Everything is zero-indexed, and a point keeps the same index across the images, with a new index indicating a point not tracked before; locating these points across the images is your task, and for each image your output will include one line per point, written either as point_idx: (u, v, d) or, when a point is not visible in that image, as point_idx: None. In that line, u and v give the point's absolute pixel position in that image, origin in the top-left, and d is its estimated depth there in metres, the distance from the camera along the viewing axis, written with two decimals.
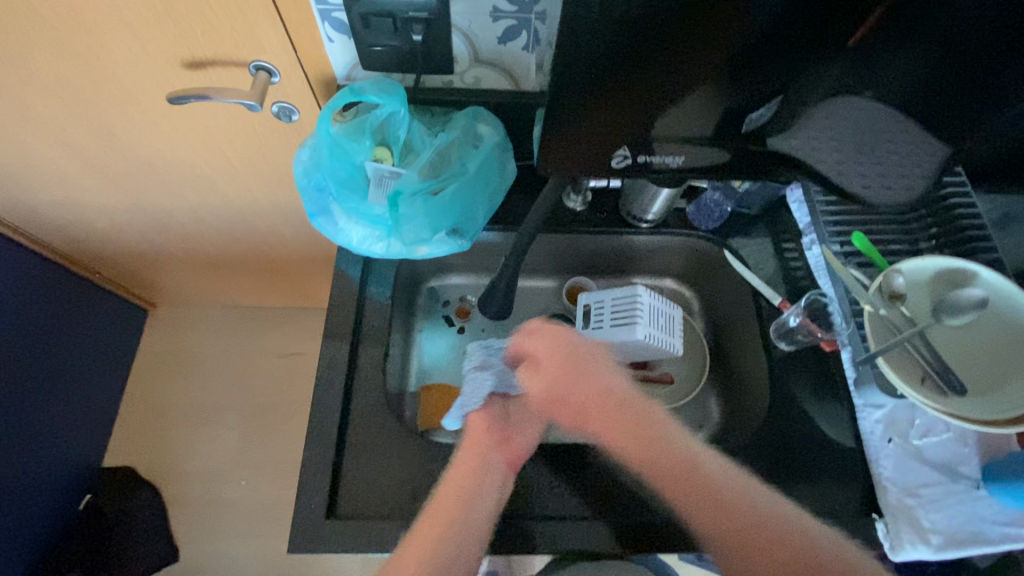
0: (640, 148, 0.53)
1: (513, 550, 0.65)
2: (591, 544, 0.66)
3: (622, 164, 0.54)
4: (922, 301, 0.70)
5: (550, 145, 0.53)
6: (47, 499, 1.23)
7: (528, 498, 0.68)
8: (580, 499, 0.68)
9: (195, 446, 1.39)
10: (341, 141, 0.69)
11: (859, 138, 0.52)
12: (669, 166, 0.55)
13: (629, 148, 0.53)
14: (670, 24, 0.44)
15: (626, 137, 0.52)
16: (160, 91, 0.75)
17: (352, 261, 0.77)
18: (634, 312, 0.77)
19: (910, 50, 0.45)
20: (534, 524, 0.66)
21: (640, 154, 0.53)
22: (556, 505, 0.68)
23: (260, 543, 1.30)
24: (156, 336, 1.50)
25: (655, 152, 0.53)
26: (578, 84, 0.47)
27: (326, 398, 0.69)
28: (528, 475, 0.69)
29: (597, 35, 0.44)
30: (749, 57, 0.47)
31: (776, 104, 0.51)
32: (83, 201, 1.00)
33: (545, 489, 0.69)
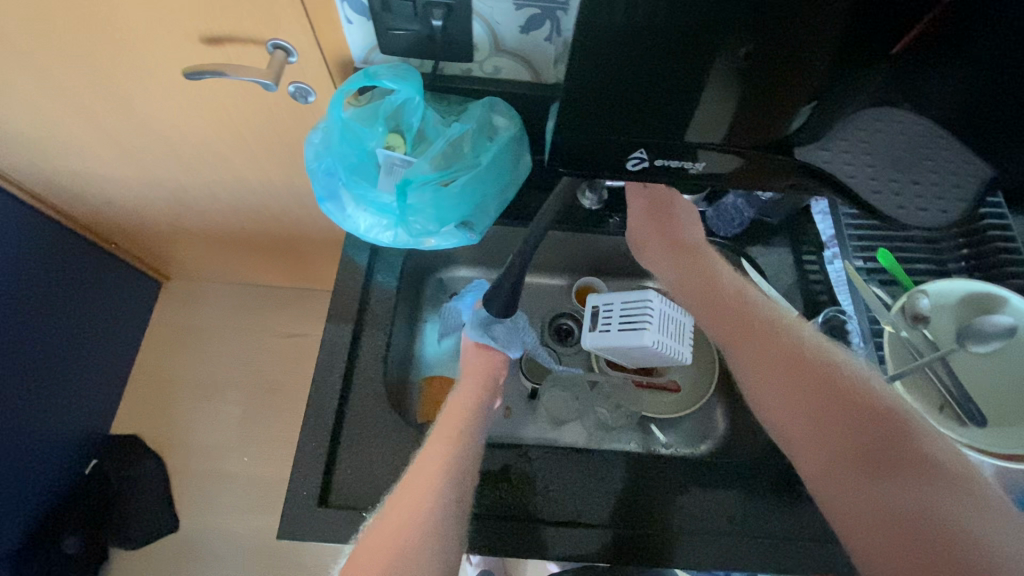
0: (658, 152, 0.52)
1: (502, 552, 0.64)
2: (581, 550, 0.64)
3: (638, 166, 0.53)
4: (947, 324, 0.67)
5: (562, 143, 0.52)
6: (53, 462, 1.25)
7: (521, 500, 0.66)
8: (576, 505, 0.67)
9: (200, 419, 1.41)
10: (353, 125, 0.68)
11: (894, 154, 0.48)
12: (690, 172, 0.54)
13: (646, 151, 0.51)
14: (693, 24, 0.42)
15: (643, 140, 0.51)
16: (177, 65, 0.74)
17: (360, 248, 0.76)
18: (644, 317, 0.75)
19: (949, 67, 0.41)
20: (525, 527, 0.65)
21: (658, 158, 0.52)
22: (550, 510, 0.66)
23: (257, 520, 1.32)
24: (168, 309, 1.52)
25: (674, 156, 0.52)
26: (595, 82, 0.46)
27: (325, 385, 0.69)
28: (524, 476, 0.68)
29: (613, 34, 0.42)
30: (779, 64, 0.44)
31: (810, 109, 0.47)
32: (100, 172, 1.01)
33: (543, 492, 0.67)
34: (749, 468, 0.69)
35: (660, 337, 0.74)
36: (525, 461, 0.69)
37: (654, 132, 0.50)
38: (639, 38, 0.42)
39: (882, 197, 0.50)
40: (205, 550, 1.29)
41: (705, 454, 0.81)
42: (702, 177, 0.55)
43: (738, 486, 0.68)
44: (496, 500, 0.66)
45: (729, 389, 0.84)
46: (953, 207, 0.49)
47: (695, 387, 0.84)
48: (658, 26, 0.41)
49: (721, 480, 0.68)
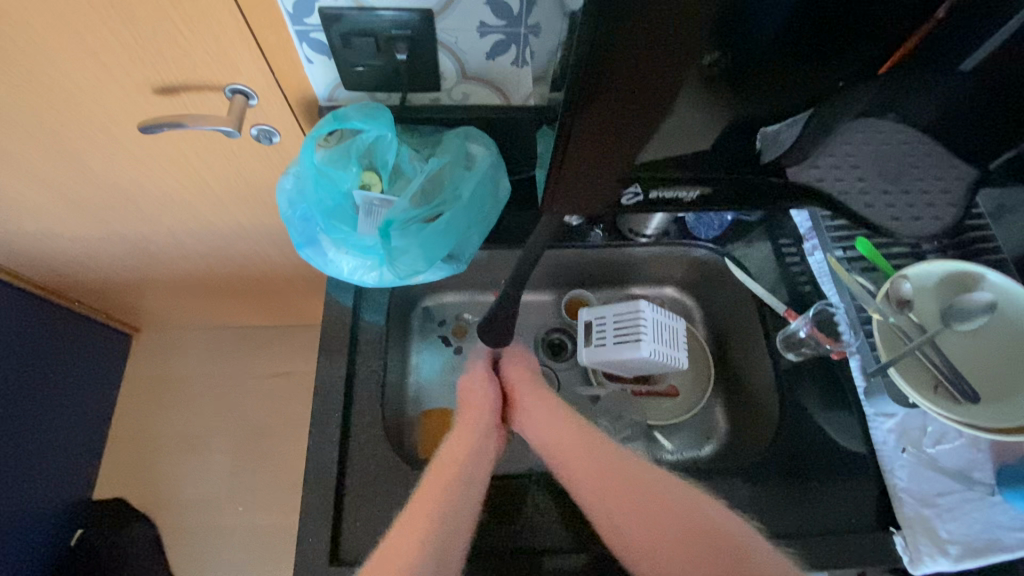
0: (652, 183, 0.51)
1: None
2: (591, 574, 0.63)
3: (633, 201, 0.52)
4: (930, 306, 0.69)
5: (558, 181, 0.49)
6: (36, 540, 1.18)
7: (533, 528, 0.65)
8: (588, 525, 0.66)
9: (187, 473, 1.35)
10: (327, 169, 0.66)
11: (878, 166, 0.52)
12: (684, 200, 0.53)
13: (641, 186, 0.51)
14: (679, 50, 0.39)
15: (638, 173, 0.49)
16: (131, 118, 0.71)
17: (343, 289, 0.74)
18: (638, 328, 0.75)
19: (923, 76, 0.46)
20: (537, 558, 0.63)
21: (652, 190, 0.51)
22: (562, 535, 0.65)
23: (261, 570, 1.27)
24: (142, 362, 1.46)
25: (666, 188, 0.52)
26: (592, 111, 0.42)
27: (323, 435, 0.66)
28: (537, 503, 0.67)
29: (612, 61, 0.39)
30: (757, 79, 0.45)
31: (803, 119, 0.48)
32: (55, 231, 0.96)
33: (532, 520, 0.66)
34: (756, 468, 0.69)
35: (655, 346, 0.75)
36: (500, 493, 0.67)
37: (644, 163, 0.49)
38: (620, 59, 0.39)
39: (875, 210, 0.51)
40: None
41: (710, 455, 0.81)
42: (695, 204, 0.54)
43: (748, 486, 0.68)
44: (474, 539, 0.64)
45: (726, 387, 0.85)
46: (944, 212, 0.51)
47: (692, 389, 0.85)
48: (655, 55, 0.39)
49: (728, 480, 0.68)
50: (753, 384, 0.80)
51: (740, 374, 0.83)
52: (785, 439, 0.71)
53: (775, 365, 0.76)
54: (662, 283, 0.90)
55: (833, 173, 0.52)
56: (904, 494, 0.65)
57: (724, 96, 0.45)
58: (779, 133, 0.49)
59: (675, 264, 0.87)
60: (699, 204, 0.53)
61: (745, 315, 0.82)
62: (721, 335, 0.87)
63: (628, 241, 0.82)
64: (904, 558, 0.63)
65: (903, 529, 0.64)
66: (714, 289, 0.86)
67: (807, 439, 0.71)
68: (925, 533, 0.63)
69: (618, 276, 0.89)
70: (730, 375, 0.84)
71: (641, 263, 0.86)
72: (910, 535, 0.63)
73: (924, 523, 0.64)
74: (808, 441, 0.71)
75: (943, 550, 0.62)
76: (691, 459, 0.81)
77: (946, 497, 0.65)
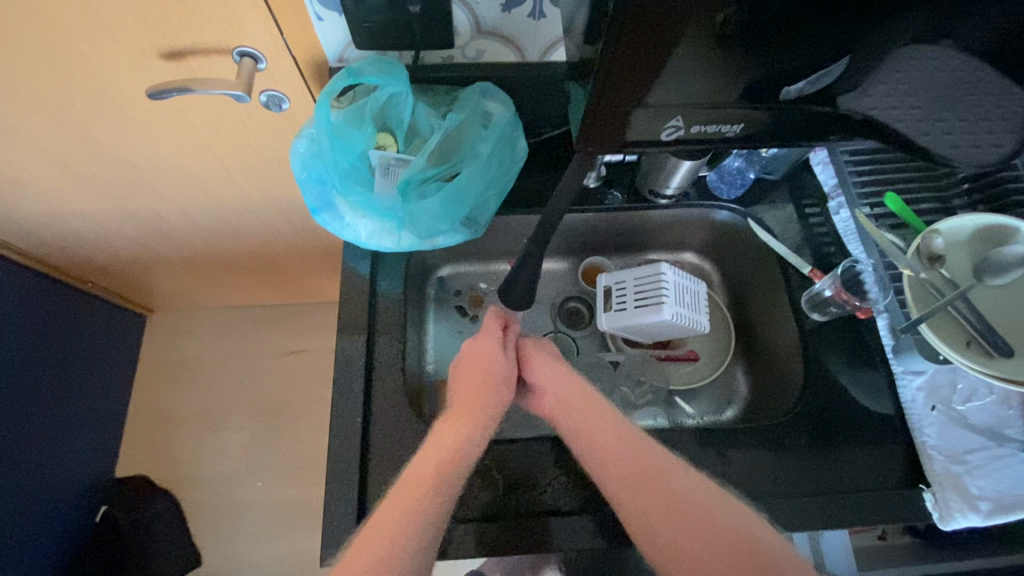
0: (694, 119, 0.45)
1: (512, 549, 0.62)
2: (584, 539, 0.62)
3: (673, 135, 0.47)
4: (962, 261, 0.67)
5: (592, 120, 0.45)
6: (62, 516, 1.20)
7: (530, 492, 0.65)
8: (582, 490, 0.65)
9: (205, 450, 1.37)
10: (342, 129, 0.65)
11: (934, 92, 0.43)
12: (726, 136, 0.48)
13: (684, 119, 0.45)
14: None
15: (681, 106, 0.44)
16: (137, 86, 0.69)
17: (360, 257, 0.73)
18: (660, 291, 0.74)
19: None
20: (534, 522, 0.63)
21: (694, 125, 0.46)
22: (560, 499, 0.65)
23: (283, 542, 1.29)
24: (156, 342, 1.46)
25: (710, 122, 0.46)
26: (630, 42, 0.39)
27: (345, 403, 0.66)
28: (533, 468, 0.66)
29: None
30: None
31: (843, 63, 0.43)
32: (65, 208, 0.95)
33: (555, 483, 0.66)
34: (780, 429, 0.68)
35: (677, 309, 0.73)
36: (523, 458, 0.67)
37: (686, 99, 0.44)
38: None
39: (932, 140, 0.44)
40: None
41: (732, 419, 0.80)
42: (744, 142, 0.48)
43: (773, 447, 0.67)
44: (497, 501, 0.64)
45: (747, 352, 0.84)
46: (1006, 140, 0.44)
47: (713, 354, 0.84)
48: None
49: (754, 442, 0.68)
50: (776, 346, 0.79)
51: (762, 337, 0.82)
52: (811, 401, 0.70)
53: (800, 327, 0.75)
54: (681, 247, 0.88)
55: (887, 103, 0.44)
56: (933, 451, 0.65)
57: (743, 55, 0.41)
58: (803, 91, 0.45)
59: (695, 227, 0.85)
60: (743, 139, 0.48)
61: (767, 277, 0.80)
62: (742, 299, 0.86)
63: (648, 203, 0.80)
64: (933, 514, 0.63)
65: (933, 486, 0.63)
66: (736, 252, 0.84)
67: (833, 399, 0.70)
68: (955, 490, 0.62)
69: (635, 241, 0.87)
70: (751, 338, 0.83)
71: (660, 227, 0.85)
72: (940, 492, 0.63)
73: (954, 480, 0.63)
74: (834, 402, 0.70)
75: (973, 506, 0.62)
76: (713, 423, 0.80)
77: (976, 454, 0.64)
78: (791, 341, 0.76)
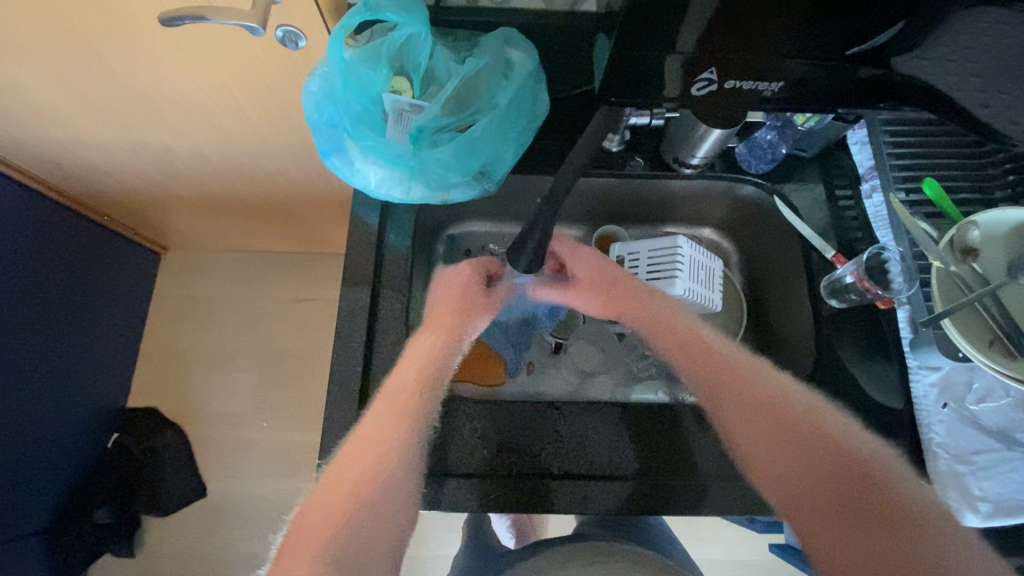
0: (728, 71, 0.43)
1: (529, 507, 0.63)
2: (620, 503, 0.64)
3: (703, 91, 0.44)
4: (997, 256, 0.64)
5: (614, 67, 0.44)
6: (75, 440, 1.25)
7: (576, 453, 0.65)
8: (634, 459, 0.65)
9: (214, 389, 1.40)
10: (356, 68, 0.62)
11: None
12: (764, 94, 0.45)
13: (718, 72, 0.42)
14: None
15: (713, 58, 0.41)
16: (149, 12, 0.66)
17: (370, 206, 0.71)
18: (674, 265, 0.72)
19: None
20: (556, 484, 0.64)
21: (728, 79, 0.43)
22: (609, 463, 0.65)
23: (285, 482, 1.34)
24: (170, 281, 1.48)
25: (745, 78, 0.43)
26: None
27: (347, 351, 0.66)
28: (594, 427, 0.66)
29: None
30: None
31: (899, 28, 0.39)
32: (81, 138, 0.94)
33: (619, 448, 0.65)
34: None
35: (690, 285, 0.72)
36: (601, 414, 0.67)
37: (719, 48, 0.41)
38: None
39: None
40: (238, 514, 1.32)
41: None
42: (779, 100, 0.46)
43: None
44: (549, 445, 0.65)
45: (758, 333, 0.82)
46: None
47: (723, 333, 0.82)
48: None
49: None
50: (788, 330, 0.77)
51: (774, 321, 0.80)
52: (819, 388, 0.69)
53: (816, 313, 0.72)
54: (702, 222, 0.85)
55: None
56: (938, 449, 0.63)
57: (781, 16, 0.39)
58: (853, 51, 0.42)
59: (717, 201, 0.81)
60: (779, 100, 0.46)
61: (787, 259, 0.78)
62: (758, 281, 0.83)
63: (671, 171, 0.77)
64: None
65: (933, 482, 0.62)
66: (757, 230, 0.81)
67: (841, 388, 0.68)
68: (956, 488, 0.61)
69: (653, 212, 0.84)
70: (763, 320, 0.81)
71: (680, 199, 0.82)
72: (940, 488, 0.62)
73: (956, 478, 0.62)
74: (842, 392, 0.68)
75: (972, 507, 0.60)
76: None
77: (983, 455, 0.63)
78: (804, 328, 0.74)
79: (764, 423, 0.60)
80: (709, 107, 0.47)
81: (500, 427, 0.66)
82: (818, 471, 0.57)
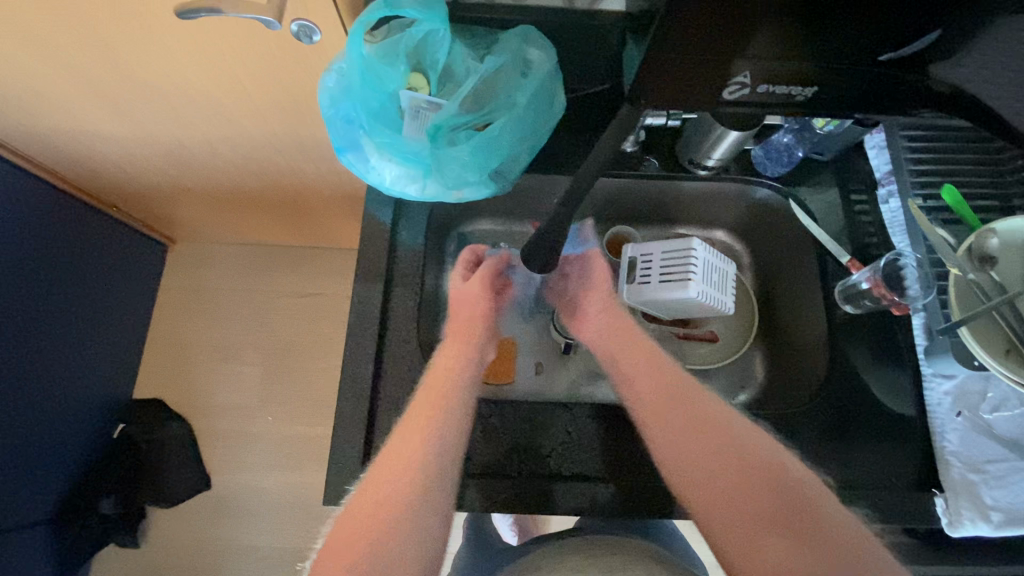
0: (763, 74, 0.42)
1: (506, 508, 0.62)
2: (591, 505, 0.63)
3: (736, 95, 0.43)
4: (1016, 265, 0.63)
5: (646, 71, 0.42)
6: (80, 430, 1.25)
7: (546, 454, 0.65)
8: (601, 459, 0.65)
9: (219, 381, 1.40)
10: (374, 65, 0.62)
11: None
12: (799, 100, 0.44)
13: (751, 76, 0.42)
14: None
15: (745, 62, 0.41)
16: (165, 4, 0.66)
17: (383, 203, 0.71)
18: (687, 267, 0.71)
19: None
20: (536, 486, 0.63)
21: (761, 83, 0.42)
22: (578, 464, 0.65)
23: (288, 475, 1.34)
24: (177, 272, 1.48)
25: (779, 83, 0.42)
26: None
27: (357, 348, 0.66)
28: (560, 428, 0.66)
29: None
30: None
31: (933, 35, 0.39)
32: (91, 128, 0.94)
33: (585, 449, 0.65)
34: (795, 418, 0.67)
35: (704, 288, 0.71)
36: (562, 412, 0.67)
37: (750, 51, 0.40)
38: None
39: None
40: (240, 506, 1.32)
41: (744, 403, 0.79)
42: (815, 107, 0.44)
43: (785, 435, 0.66)
44: (547, 445, 0.66)
45: (769, 337, 0.81)
46: None
47: (733, 336, 0.82)
48: None
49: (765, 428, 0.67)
50: (800, 335, 0.76)
51: (786, 325, 0.79)
52: (832, 393, 0.68)
53: (829, 318, 0.72)
54: (714, 225, 0.85)
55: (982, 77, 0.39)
56: (952, 457, 0.63)
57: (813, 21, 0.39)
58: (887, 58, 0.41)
59: (731, 204, 0.81)
60: (813, 107, 0.44)
61: (800, 264, 0.77)
62: (770, 284, 0.83)
63: (686, 172, 0.76)
64: (942, 519, 0.61)
65: (946, 491, 0.62)
66: (770, 233, 0.81)
67: (853, 394, 0.68)
68: (968, 498, 0.61)
69: (666, 213, 0.84)
70: (775, 324, 0.81)
71: (694, 200, 0.81)
72: (952, 498, 0.61)
73: (969, 488, 0.61)
74: (854, 398, 0.68)
75: (984, 516, 0.60)
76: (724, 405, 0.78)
77: (996, 464, 0.62)
78: (817, 333, 0.73)
79: (711, 449, 0.57)
80: (737, 113, 0.46)
81: (504, 428, 0.66)
82: (762, 507, 0.52)
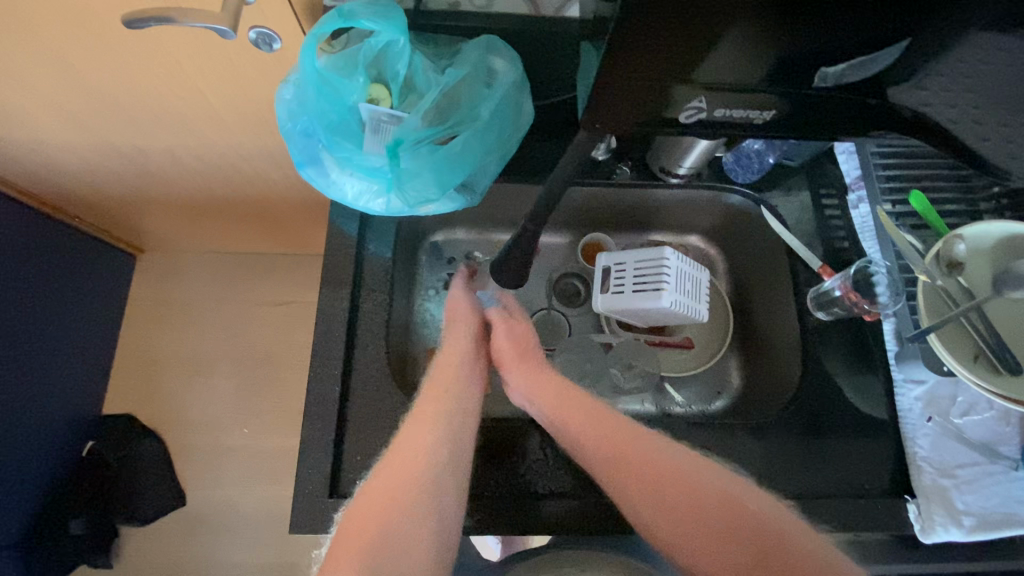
0: (718, 101, 0.41)
1: (481, 527, 0.61)
2: (565, 518, 0.62)
3: (692, 119, 0.43)
4: (983, 270, 0.64)
5: (601, 100, 0.42)
6: (47, 451, 1.20)
7: (516, 470, 0.64)
8: (568, 472, 0.64)
9: (192, 394, 1.37)
10: (330, 77, 0.60)
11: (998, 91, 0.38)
12: (754, 123, 0.44)
13: (707, 100, 0.41)
14: None
15: (699, 87, 0.41)
16: (114, 11, 0.63)
17: (348, 216, 0.69)
18: (660, 276, 0.70)
19: None
20: (509, 502, 0.62)
21: (718, 107, 0.42)
22: (546, 479, 0.64)
23: (265, 489, 1.31)
24: (145, 284, 1.43)
25: (734, 106, 0.42)
26: (651, 18, 0.35)
27: (324, 369, 0.63)
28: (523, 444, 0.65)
29: None
30: None
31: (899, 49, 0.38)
32: (43, 139, 0.89)
33: (550, 463, 0.64)
34: (769, 425, 0.67)
35: (676, 296, 0.70)
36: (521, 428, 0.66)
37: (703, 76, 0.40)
38: None
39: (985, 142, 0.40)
40: (217, 523, 1.29)
41: (720, 410, 0.78)
42: (770, 129, 0.44)
43: (759, 443, 0.66)
44: (518, 462, 0.64)
45: (743, 343, 0.81)
46: None
47: (708, 343, 0.81)
48: None
49: (738, 437, 0.66)
50: (774, 340, 0.76)
51: (760, 331, 0.79)
52: (804, 401, 0.68)
53: (802, 324, 0.72)
54: (687, 231, 0.84)
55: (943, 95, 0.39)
56: (923, 463, 0.63)
57: (773, 33, 0.37)
58: (843, 74, 0.40)
59: (703, 210, 0.80)
60: (767, 129, 0.44)
61: (774, 269, 0.77)
62: (744, 289, 0.82)
63: (657, 180, 0.76)
64: (915, 526, 0.61)
65: (918, 498, 0.62)
66: (743, 238, 0.80)
67: (826, 401, 0.68)
68: (941, 503, 0.61)
69: (639, 219, 0.83)
70: (749, 329, 0.81)
71: (666, 207, 0.80)
72: (924, 504, 0.61)
73: (941, 493, 0.61)
74: (827, 404, 0.68)
75: (957, 521, 0.60)
76: (701, 413, 0.78)
77: (967, 469, 0.63)
78: (791, 341, 0.73)
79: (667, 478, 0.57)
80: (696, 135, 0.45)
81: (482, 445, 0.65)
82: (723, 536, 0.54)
